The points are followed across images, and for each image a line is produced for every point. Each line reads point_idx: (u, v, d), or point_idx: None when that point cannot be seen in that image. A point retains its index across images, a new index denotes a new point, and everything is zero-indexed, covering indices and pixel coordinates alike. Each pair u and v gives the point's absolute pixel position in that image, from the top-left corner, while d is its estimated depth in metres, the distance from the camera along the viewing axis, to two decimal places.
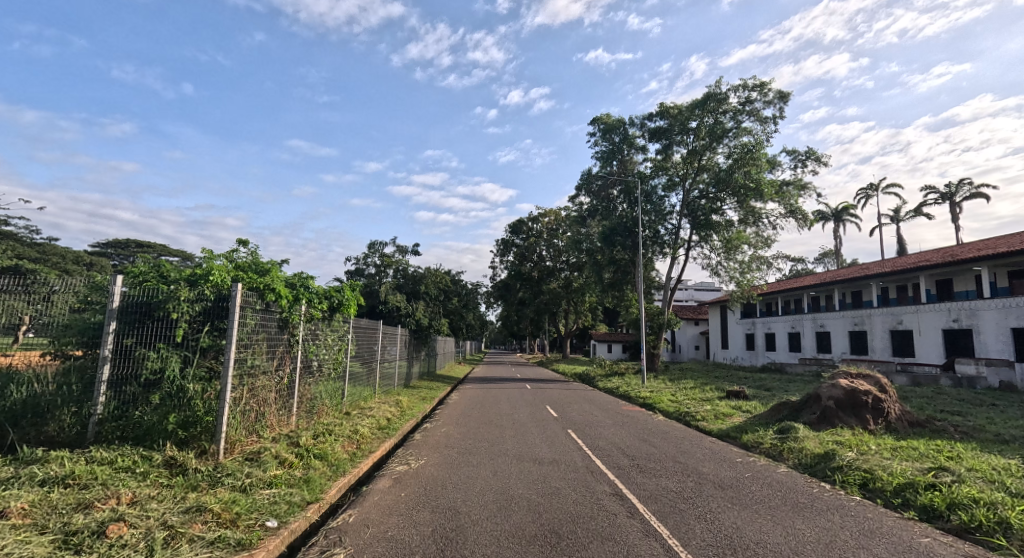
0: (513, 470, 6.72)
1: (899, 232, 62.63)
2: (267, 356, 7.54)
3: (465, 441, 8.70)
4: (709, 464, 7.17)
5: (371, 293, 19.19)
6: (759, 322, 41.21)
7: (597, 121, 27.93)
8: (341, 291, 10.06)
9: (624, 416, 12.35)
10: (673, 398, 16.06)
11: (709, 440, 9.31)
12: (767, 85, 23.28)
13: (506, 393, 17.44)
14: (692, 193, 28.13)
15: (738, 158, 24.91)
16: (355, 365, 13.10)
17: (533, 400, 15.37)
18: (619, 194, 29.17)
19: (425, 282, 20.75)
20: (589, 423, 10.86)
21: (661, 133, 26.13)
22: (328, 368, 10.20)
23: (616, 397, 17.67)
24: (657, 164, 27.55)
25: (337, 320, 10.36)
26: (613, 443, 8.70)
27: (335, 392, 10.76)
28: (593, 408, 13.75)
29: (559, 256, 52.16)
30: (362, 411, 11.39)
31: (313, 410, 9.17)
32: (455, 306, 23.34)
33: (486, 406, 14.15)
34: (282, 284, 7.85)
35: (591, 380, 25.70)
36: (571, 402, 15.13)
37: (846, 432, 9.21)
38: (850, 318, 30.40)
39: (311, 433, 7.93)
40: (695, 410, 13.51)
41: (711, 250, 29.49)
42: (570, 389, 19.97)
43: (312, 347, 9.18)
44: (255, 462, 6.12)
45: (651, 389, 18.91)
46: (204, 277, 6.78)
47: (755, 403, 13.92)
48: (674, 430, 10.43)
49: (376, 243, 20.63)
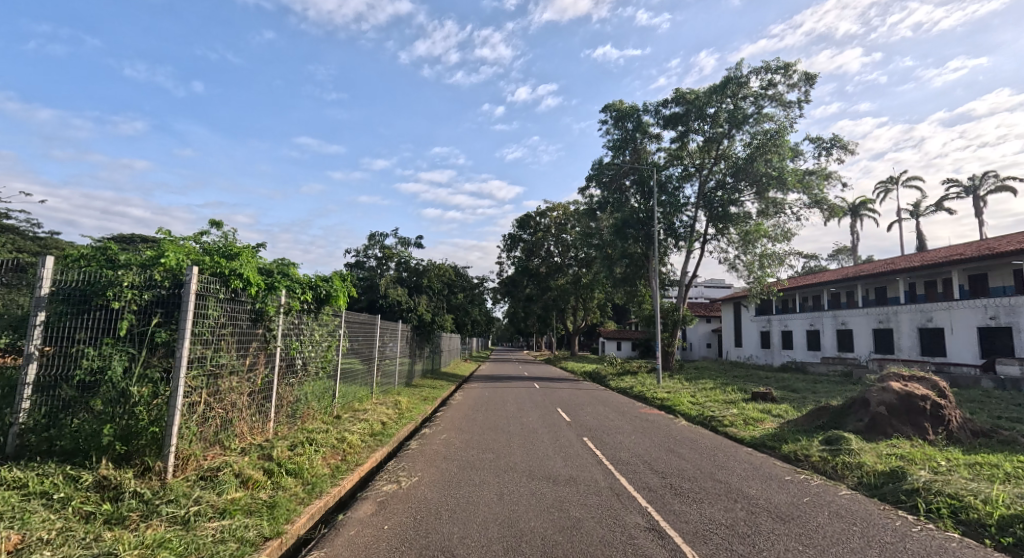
0: (523, 492, 5.59)
1: (919, 228, 60.58)
2: (236, 355, 6.47)
3: (465, 451, 7.62)
4: (755, 484, 6.04)
5: (371, 286, 18.20)
6: (775, 319, 39.86)
7: (609, 109, 26.72)
8: (328, 281, 9.01)
9: (643, 421, 11.21)
10: (693, 400, 14.91)
11: (745, 451, 8.15)
12: (792, 67, 21.92)
13: (513, 393, 16.39)
14: (709, 184, 26.86)
15: (759, 145, 23.58)
16: (350, 363, 12.09)
17: (543, 401, 14.26)
18: (631, 184, 27.95)
19: (428, 275, 19.70)
20: (605, 429, 9.75)
21: (677, 120, 24.84)
22: (315, 367, 9.17)
23: (629, 398, 16.55)
24: (672, 153, 26.30)
25: (325, 313, 9.32)
26: (637, 454, 7.56)
27: (324, 393, 9.75)
28: (608, 411, 12.65)
29: (568, 251, 50.96)
30: (355, 414, 10.37)
31: (295, 415, 8.14)
32: (460, 301, 22.28)
33: (491, 407, 13.09)
34: (254, 269, 6.74)
35: (602, 378, 24.60)
36: (583, 403, 14.03)
37: (904, 443, 8.02)
38: (874, 316, 29.00)
39: (289, 443, 6.87)
40: (720, 414, 12.34)
41: (728, 244, 28.19)
42: (581, 389, 18.84)
43: (295, 344, 8.14)
44: (210, 483, 5.04)
45: (668, 390, 17.73)
46: (157, 258, 5.64)
47: (785, 407, 12.73)
48: (702, 438, 9.28)
49: (377, 235, 19.62)
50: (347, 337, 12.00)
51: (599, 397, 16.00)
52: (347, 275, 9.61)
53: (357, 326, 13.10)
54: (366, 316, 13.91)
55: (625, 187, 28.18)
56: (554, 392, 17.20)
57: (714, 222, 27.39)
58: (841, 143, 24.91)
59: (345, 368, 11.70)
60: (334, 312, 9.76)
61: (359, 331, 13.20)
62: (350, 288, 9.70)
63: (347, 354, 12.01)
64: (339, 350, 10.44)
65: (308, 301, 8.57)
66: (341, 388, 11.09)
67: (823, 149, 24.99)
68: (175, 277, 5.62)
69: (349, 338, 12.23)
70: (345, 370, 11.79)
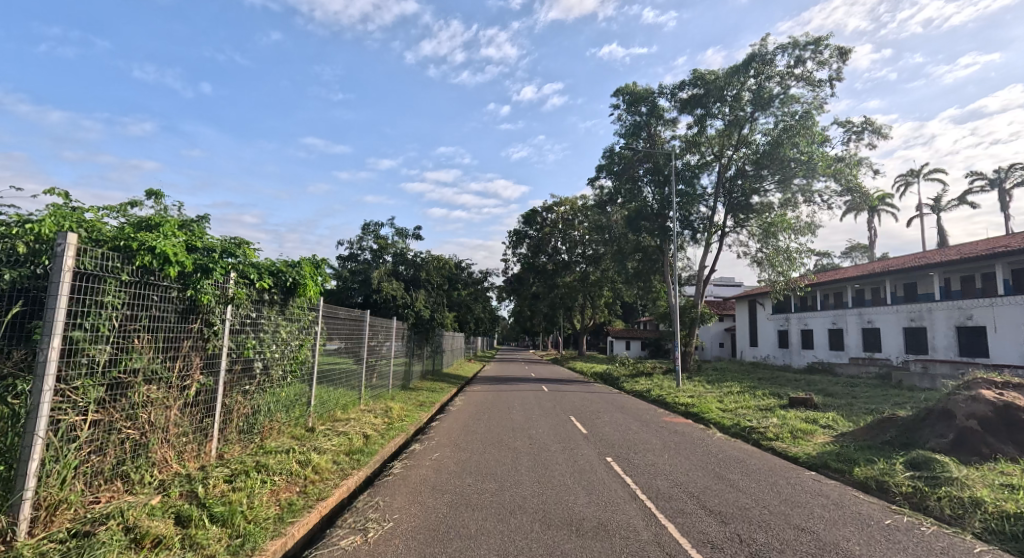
0: (536, 552, 3.97)
1: (940, 223, 58.50)
2: (152, 357, 4.88)
3: (459, 479, 6.01)
4: (852, 536, 4.41)
5: (364, 280, 16.66)
6: (794, 318, 38.17)
7: (622, 92, 24.97)
8: (295, 266, 7.42)
9: (673, 434, 9.58)
10: (723, 407, 13.20)
11: (810, 477, 6.48)
12: (823, 41, 20.14)
13: (520, 398, 14.80)
14: (728, 172, 25.13)
15: (785, 128, 21.80)
16: (332, 365, 10.53)
17: (552, 408, 12.64)
18: (645, 173, 26.27)
19: (427, 268, 18.13)
20: (631, 445, 8.16)
21: (695, 103, 23.15)
22: (282, 370, 7.59)
23: (649, 404, 14.91)
24: (689, 140, 24.59)
25: (292, 306, 7.73)
26: (679, 484, 5.93)
27: (296, 402, 8.19)
28: (629, 419, 11.09)
29: (576, 248, 49.35)
30: (333, 426, 8.81)
31: (248, 431, 6.59)
32: (463, 295, 20.69)
33: (494, 414, 11.57)
34: (182, 244, 5.15)
35: (615, 380, 22.99)
36: (600, 410, 12.51)
37: (1015, 469, 6.35)
38: (905, 314, 27.24)
39: (229, 472, 5.26)
40: (759, 424, 10.65)
41: (749, 237, 26.44)
42: (594, 393, 17.21)
43: (248, 343, 6.55)
44: (78, 547, 3.44)
45: (691, 395, 16.05)
46: (22, 219, 4.04)
47: (835, 417, 11.03)
48: (751, 458, 7.64)
49: (371, 224, 18.08)
50: (328, 335, 10.42)
51: (614, 403, 14.40)
52: (321, 259, 8.03)
53: (343, 323, 11.50)
54: (353, 310, 12.25)
55: (638, 176, 26.51)
56: (565, 397, 15.62)
57: (734, 213, 25.65)
58: (874, 127, 23.09)
59: (325, 370, 10.13)
60: (306, 304, 8.18)
61: (345, 328, 11.61)
62: (325, 275, 8.11)
63: (329, 355, 10.40)
64: (314, 352, 8.81)
65: (267, 290, 6.98)
66: (319, 394, 9.53)
67: (853, 134, 23.18)
68: (46, 249, 4.03)
69: (331, 336, 10.67)
70: (327, 372, 10.22)
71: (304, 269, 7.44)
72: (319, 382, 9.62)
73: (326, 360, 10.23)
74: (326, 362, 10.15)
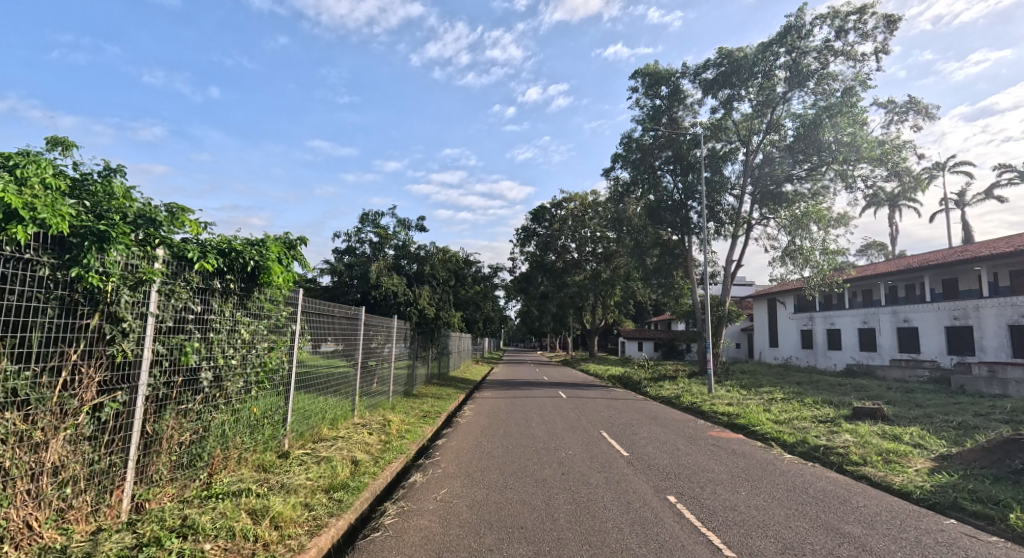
0: None
1: (964, 218, 56.35)
2: (6, 373, 3.16)
3: (475, 539, 4.26)
4: None
5: (361, 275, 14.95)
6: (819, 317, 36.41)
7: (641, 72, 23.09)
8: (257, 244, 5.64)
9: (735, 456, 7.76)
10: (775, 419, 11.37)
11: (963, 534, 4.63)
12: (868, 9, 18.27)
13: (538, 407, 13.03)
14: (756, 159, 23.31)
15: (826, 107, 20.00)
16: (320, 371, 8.81)
17: (577, 421, 10.82)
18: (665, 161, 24.45)
19: (432, 262, 16.44)
20: (691, 475, 6.38)
21: (722, 83, 21.30)
22: (244, 381, 5.83)
23: (682, 413, 13.15)
24: (714, 124, 22.77)
25: (254, 299, 5.95)
26: (792, 547, 4.11)
27: (267, 419, 6.45)
28: (672, 435, 9.38)
29: (586, 246, 47.59)
30: (316, 449, 7.08)
31: (189, 466, 4.85)
32: (473, 291, 19.00)
33: (512, 428, 9.86)
34: (58, 197, 3.40)
35: (636, 384, 21.21)
36: (635, 422, 10.75)
37: None
38: (949, 312, 25.83)
39: (133, 543, 3.51)
40: (830, 442, 8.85)
41: (777, 230, 24.61)
42: (619, 400, 15.41)
43: (189, 345, 4.79)
44: None
45: (730, 403, 14.22)
46: None
47: (918, 432, 9.24)
48: (855, 495, 5.81)
49: (370, 214, 16.38)
50: (317, 335, 8.72)
51: (646, 412, 12.59)
52: (293, 239, 6.27)
53: (336, 321, 9.77)
54: (350, 306, 10.54)
55: (657, 165, 24.67)
56: (588, 404, 13.86)
57: (762, 204, 23.82)
58: (919, 107, 21.06)
59: (313, 377, 8.46)
60: (275, 295, 6.41)
61: (338, 328, 9.90)
62: (301, 257, 6.33)
63: (318, 359, 8.75)
64: (291, 355, 7.10)
65: (217, 275, 5.21)
66: (300, 406, 7.77)
67: (896, 115, 21.22)
68: None
69: (321, 336, 9.01)
70: (315, 378, 8.54)
71: (270, 248, 5.66)
72: (302, 392, 7.89)
73: (314, 364, 8.57)
74: (315, 368, 8.48)
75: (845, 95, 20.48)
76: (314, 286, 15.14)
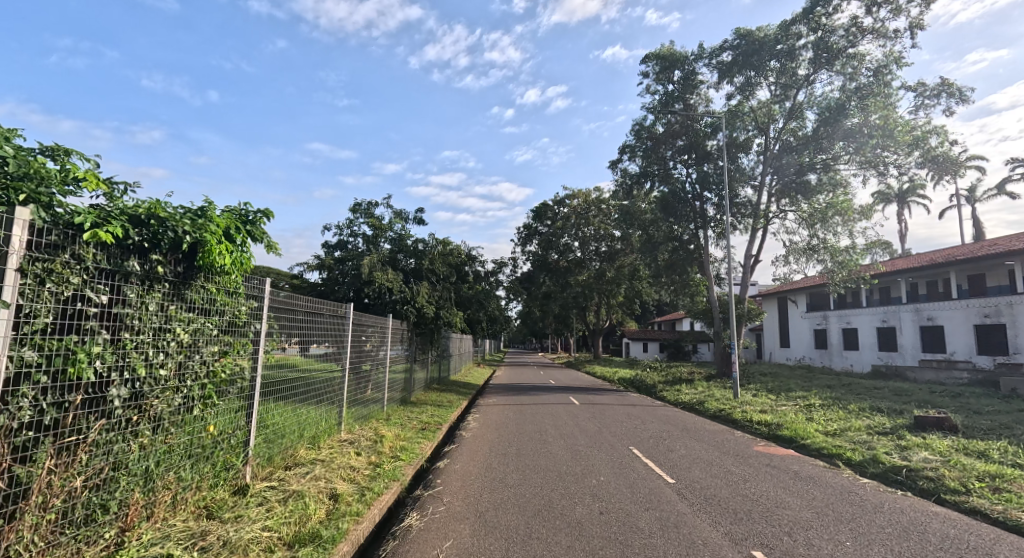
0: None
1: (974, 214, 55.15)
2: None
3: None
4: None
5: (353, 271, 13.55)
6: (834, 316, 35.06)
7: (652, 55, 21.64)
8: (195, 213, 4.20)
9: (805, 483, 6.27)
10: (824, 431, 9.89)
11: None
12: None
13: (551, 417, 11.54)
14: (775, 148, 21.97)
15: (856, 89, 19.20)
16: (300, 379, 7.31)
17: (599, 434, 9.33)
18: (677, 151, 23.09)
19: (430, 257, 15.05)
20: (768, 515, 4.91)
21: (740, 65, 19.89)
22: (183, 397, 4.36)
23: (712, 422, 11.73)
24: (731, 111, 21.38)
25: (197, 289, 4.49)
26: None
27: (220, 442, 4.97)
28: (717, 453, 7.90)
29: (589, 244, 46.22)
30: (285, 480, 5.58)
31: (88, 522, 3.40)
32: (477, 288, 17.54)
33: (527, 445, 8.38)
34: None
35: (650, 387, 19.84)
36: (667, 436, 9.28)
37: None
38: (978, 309, 24.73)
39: None
40: (906, 460, 7.39)
41: (797, 223, 23.20)
42: (638, 407, 13.95)
43: (85, 351, 3.34)
44: None
45: (763, 410, 12.77)
46: None
47: (1007, 448, 7.81)
48: (995, 546, 4.33)
49: (362, 203, 14.97)
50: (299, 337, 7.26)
51: (674, 422, 11.11)
52: (248, 210, 4.81)
53: (324, 321, 8.36)
54: (340, 305, 9.16)
55: (669, 155, 23.30)
56: (606, 413, 12.38)
57: (782, 196, 22.45)
58: (952, 90, 19.52)
59: (291, 387, 6.98)
60: (227, 283, 4.95)
61: (326, 328, 8.46)
62: (259, 233, 4.87)
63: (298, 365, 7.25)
64: (255, 356, 5.62)
65: (133, 253, 3.76)
66: (269, 423, 6.27)
67: (926, 99, 19.71)
68: None
69: (307, 338, 7.62)
70: (293, 389, 7.05)
71: (214, 219, 4.21)
72: (274, 403, 6.42)
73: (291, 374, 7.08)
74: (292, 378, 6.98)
75: (874, 77, 19.07)
76: (302, 282, 13.75)
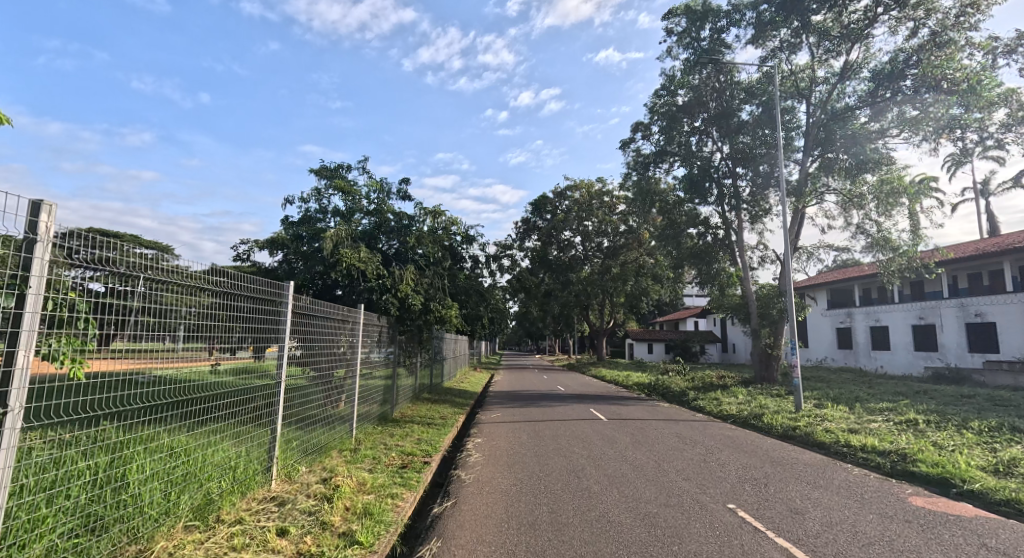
0: None
1: (991, 209, 52.88)
2: None
3: None
4: None
5: (317, 252, 10.44)
6: (859, 313, 32.25)
7: (679, 9, 18.67)
8: None
9: None
10: (982, 468, 6.79)
11: None
12: None
13: (580, 443, 8.44)
14: (815, 119, 19.13)
15: (920, 44, 16.41)
16: (199, 398, 4.33)
17: (663, 478, 6.21)
18: (703, 124, 20.22)
19: (417, 235, 11.99)
20: None
21: (783, 17, 17.00)
22: None
23: (795, 448, 8.74)
24: (768, 73, 18.51)
25: None
26: None
27: None
28: (874, 520, 4.86)
29: (591, 239, 43.31)
30: None
31: None
32: (473, 278, 14.41)
33: (564, 501, 5.28)
34: None
35: (678, 396, 16.86)
36: (766, 481, 6.18)
37: None
38: None
39: None
40: None
41: (838, 206, 20.35)
42: (683, 424, 10.96)
43: None
44: None
45: (853, 429, 9.75)
46: None
47: None
48: None
49: (331, 168, 11.87)
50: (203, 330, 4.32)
51: (752, 452, 8.06)
52: None
53: (287, 311, 5.77)
54: (289, 285, 5.88)
55: (692, 129, 20.45)
56: (651, 436, 9.27)
57: (823, 174, 19.55)
58: None
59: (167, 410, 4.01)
60: None
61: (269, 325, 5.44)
62: None
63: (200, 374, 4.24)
64: (17, 365, 2.56)
65: None
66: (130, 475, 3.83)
67: (1000, 56, 16.84)
68: None
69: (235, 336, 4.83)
70: (173, 412, 4.06)
71: None
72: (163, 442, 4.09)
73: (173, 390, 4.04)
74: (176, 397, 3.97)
75: (943, 27, 16.21)
76: (251, 266, 10.63)
